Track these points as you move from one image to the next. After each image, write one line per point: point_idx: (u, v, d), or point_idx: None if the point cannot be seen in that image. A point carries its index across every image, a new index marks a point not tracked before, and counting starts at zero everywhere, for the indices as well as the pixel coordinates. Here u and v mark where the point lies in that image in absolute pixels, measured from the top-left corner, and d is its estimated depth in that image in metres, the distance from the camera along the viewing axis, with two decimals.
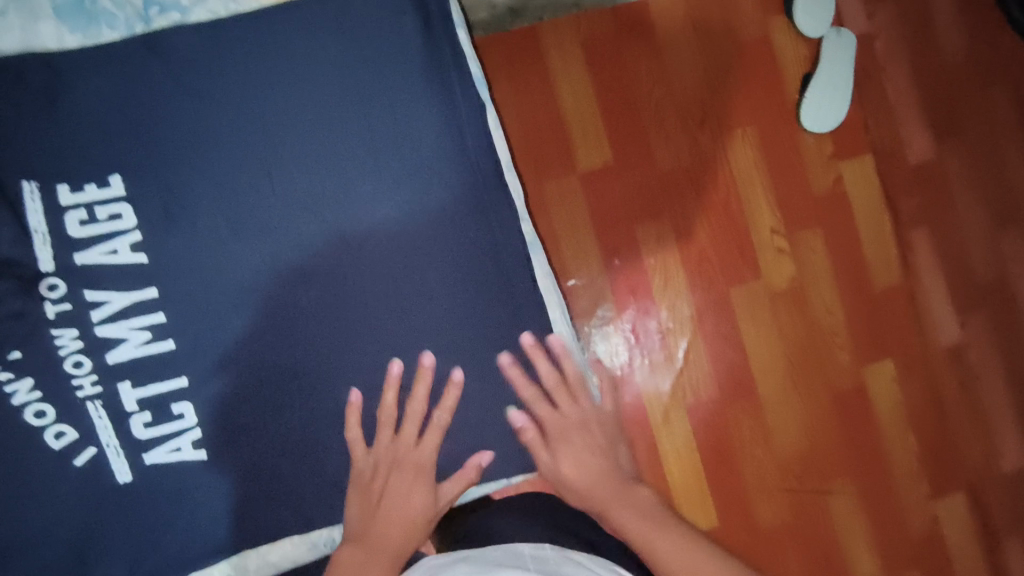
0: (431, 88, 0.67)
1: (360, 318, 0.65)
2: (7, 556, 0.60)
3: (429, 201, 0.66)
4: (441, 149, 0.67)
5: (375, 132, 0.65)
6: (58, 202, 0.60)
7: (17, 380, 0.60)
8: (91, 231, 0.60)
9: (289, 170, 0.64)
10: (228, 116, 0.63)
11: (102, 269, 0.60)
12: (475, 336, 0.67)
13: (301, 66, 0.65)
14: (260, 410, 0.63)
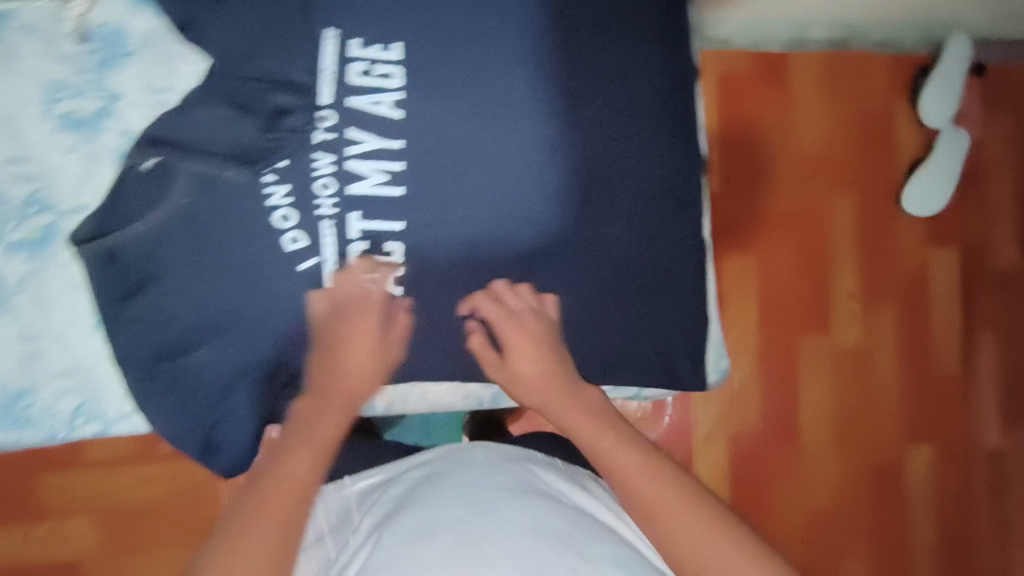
0: (659, 54, 0.83)
1: (597, 222, 0.83)
2: (235, 323, 0.77)
3: (626, 143, 0.83)
4: (648, 103, 0.83)
5: (604, 74, 0.82)
6: (347, 50, 0.77)
7: (278, 185, 0.76)
8: (366, 80, 0.77)
9: (552, 91, 0.81)
10: (498, 29, 0.80)
11: (366, 114, 0.78)
12: (626, 259, 0.83)
13: (565, 4, 0.82)
14: (453, 274, 0.82)
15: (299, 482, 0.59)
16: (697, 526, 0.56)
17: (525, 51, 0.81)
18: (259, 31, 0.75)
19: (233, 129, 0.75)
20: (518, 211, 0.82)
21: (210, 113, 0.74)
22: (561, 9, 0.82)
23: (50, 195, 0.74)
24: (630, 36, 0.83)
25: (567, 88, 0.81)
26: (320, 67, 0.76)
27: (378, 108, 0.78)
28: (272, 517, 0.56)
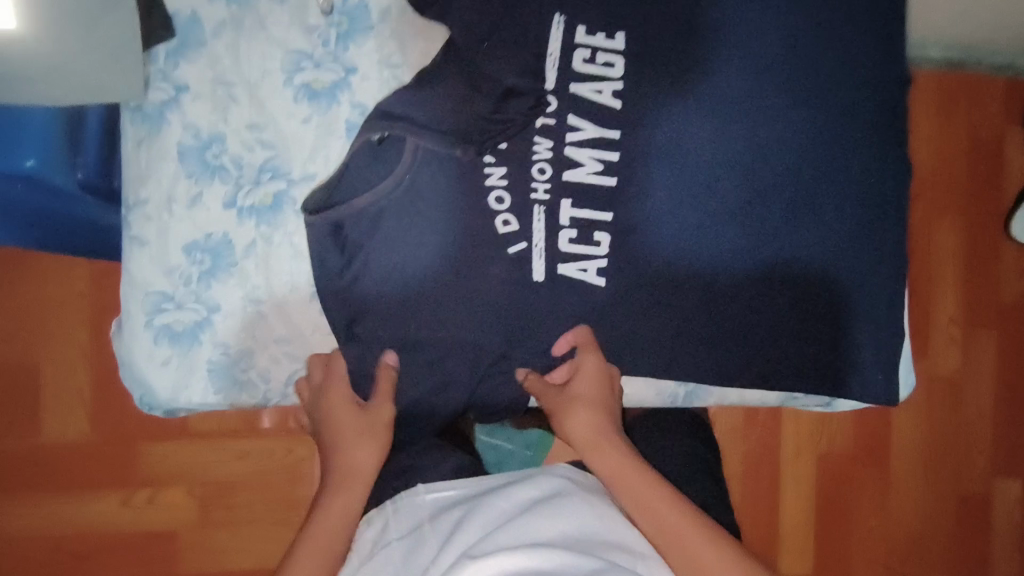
0: (869, 60, 0.84)
1: (794, 228, 0.82)
2: (443, 301, 0.77)
3: (830, 147, 0.83)
4: (855, 107, 0.83)
5: (812, 76, 0.83)
6: (575, 38, 0.79)
7: (496, 166, 0.78)
8: (591, 68, 0.79)
9: (746, 95, 0.81)
10: (713, 27, 0.82)
11: (588, 101, 0.79)
12: (824, 264, 0.82)
13: (779, 6, 0.83)
14: (657, 270, 0.81)
15: (338, 529, 0.70)
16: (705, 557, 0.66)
17: (742, 48, 0.82)
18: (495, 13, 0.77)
19: (465, 107, 0.76)
20: (725, 209, 0.81)
21: (446, 88, 0.75)
22: (777, 9, 0.82)
23: (285, 162, 0.76)
24: (844, 39, 0.83)
25: (781, 88, 0.82)
26: (548, 51, 0.78)
27: (600, 97, 0.79)
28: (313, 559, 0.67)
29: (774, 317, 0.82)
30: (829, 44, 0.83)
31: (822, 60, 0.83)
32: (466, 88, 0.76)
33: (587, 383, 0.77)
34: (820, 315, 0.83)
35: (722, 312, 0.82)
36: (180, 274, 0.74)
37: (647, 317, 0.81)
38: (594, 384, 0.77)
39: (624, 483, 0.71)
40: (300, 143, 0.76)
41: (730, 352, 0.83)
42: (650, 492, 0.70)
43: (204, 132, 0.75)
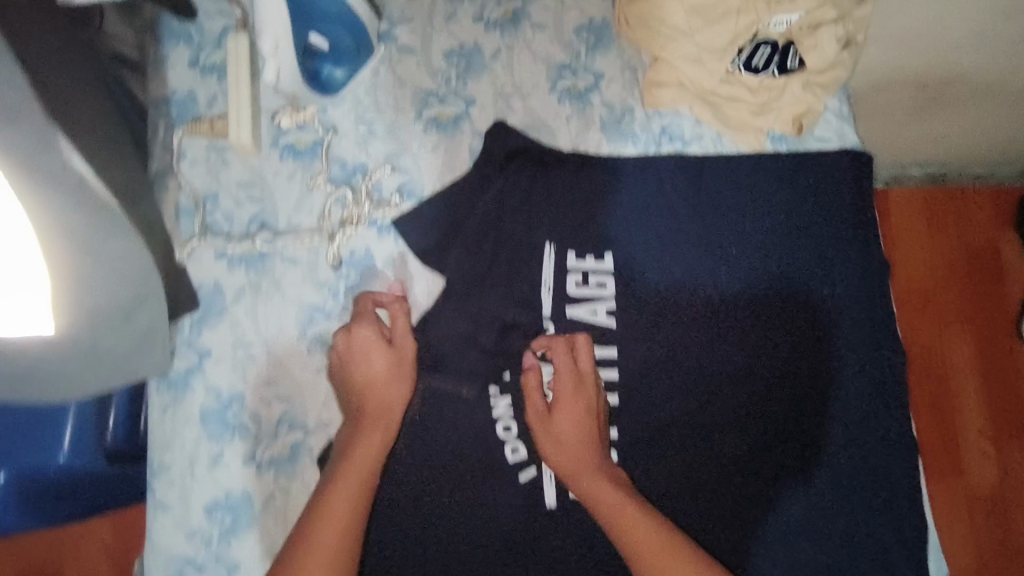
0: (847, 251, 0.88)
1: (802, 425, 0.83)
2: (458, 539, 0.78)
3: (821, 340, 0.85)
4: (841, 300, 0.86)
5: (795, 275, 0.87)
6: (567, 264, 0.84)
7: (502, 395, 0.81)
8: (584, 291, 0.84)
9: (734, 298, 0.86)
10: (694, 237, 0.87)
11: (584, 322, 0.83)
12: (831, 461, 0.83)
13: (752, 211, 0.89)
14: (674, 479, 0.82)
15: (347, 498, 0.67)
16: (669, 560, 0.67)
17: (724, 251, 0.87)
18: (491, 252, 0.83)
19: (472, 343, 0.81)
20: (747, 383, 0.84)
21: (449, 327, 0.81)
22: (751, 213, 0.88)
23: (299, 414, 0.78)
24: (820, 232, 0.88)
25: (764, 289, 0.86)
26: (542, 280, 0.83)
27: (596, 318, 0.84)
28: (329, 537, 0.64)
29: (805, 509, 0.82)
30: (807, 240, 0.88)
31: (803, 254, 0.88)
32: (470, 327, 0.81)
33: (555, 433, 0.75)
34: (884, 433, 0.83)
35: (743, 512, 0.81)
36: (201, 535, 0.76)
37: (676, 520, 0.81)
38: (575, 393, 0.76)
39: (585, 487, 0.73)
40: (314, 393, 0.79)
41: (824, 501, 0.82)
42: (655, 557, 0.67)
43: (225, 392, 0.78)
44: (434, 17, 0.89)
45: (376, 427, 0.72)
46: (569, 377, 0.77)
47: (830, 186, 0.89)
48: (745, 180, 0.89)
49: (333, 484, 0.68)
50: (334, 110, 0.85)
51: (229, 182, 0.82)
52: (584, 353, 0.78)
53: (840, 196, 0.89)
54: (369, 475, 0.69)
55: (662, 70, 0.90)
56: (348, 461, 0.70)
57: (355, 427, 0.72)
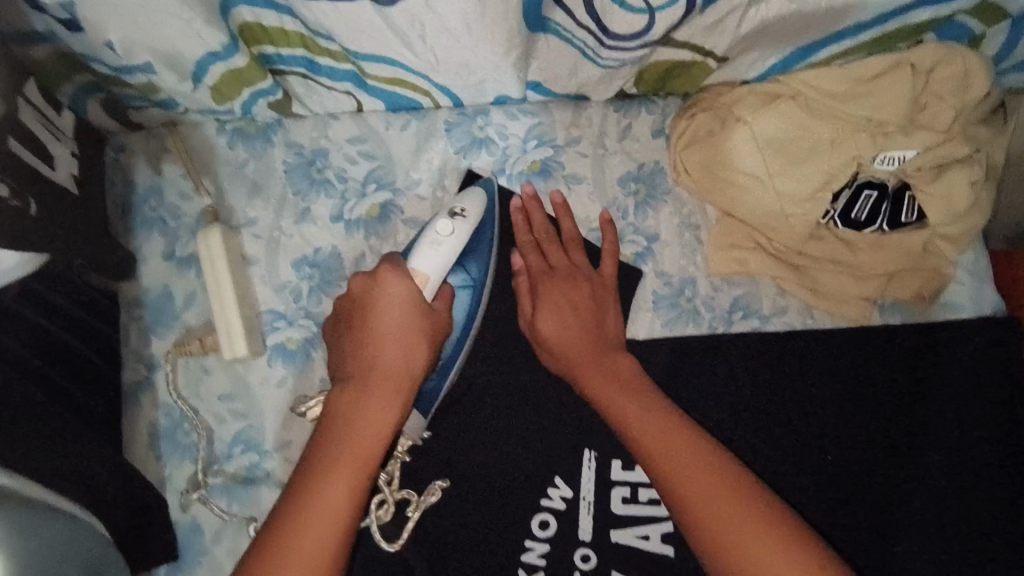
0: (951, 437, 0.72)
1: None
2: None
3: (907, 542, 0.70)
4: (939, 497, 0.71)
5: (884, 466, 0.71)
6: (610, 475, 0.70)
7: None
8: (634, 509, 0.69)
9: (809, 495, 0.70)
10: (762, 425, 0.72)
11: (636, 553, 0.68)
12: None
13: (834, 388, 0.72)
14: None
15: (381, 436, 0.57)
16: (734, 531, 0.53)
17: (816, 461, 0.71)
18: (520, 444, 0.71)
19: (484, 556, 0.68)
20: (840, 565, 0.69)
21: (465, 557, 0.68)
22: (831, 387, 0.72)
23: None
24: (937, 422, 0.72)
25: (847, 484, 0.71)
26: (581, 494, 0.69)
27: (649, 543, 0.68)
28: (349, 475, 0.55)
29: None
30: (919, 434, 0.71)
31: (910, 465, 0.71)
32: (476, 537, 0.68)
33: (549, 290, 0.67)
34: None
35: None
36: None
37: None
38: (569, 275, 0.68)
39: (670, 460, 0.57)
40: None
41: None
42: (724, 520, 0.53)
43: None
44: (446, 178, 0.74)
45: (417, 340, 0.60)
46: (565, 274, 0.68)
47: (943, 357, 0.72)
48: (829, 350, 0.72)
49: (341, 394, 0.59)
50: (329, 299, 0.72)
51: (209, 397, 0.70)
52: (561, 208, 0.71)
53: (953, 370, 0.72)
54: (408, 377, 0.59)
55: (735, 228, 0.72)
56: (376, 358, 0.59)
57: (358, 394, 0.58)
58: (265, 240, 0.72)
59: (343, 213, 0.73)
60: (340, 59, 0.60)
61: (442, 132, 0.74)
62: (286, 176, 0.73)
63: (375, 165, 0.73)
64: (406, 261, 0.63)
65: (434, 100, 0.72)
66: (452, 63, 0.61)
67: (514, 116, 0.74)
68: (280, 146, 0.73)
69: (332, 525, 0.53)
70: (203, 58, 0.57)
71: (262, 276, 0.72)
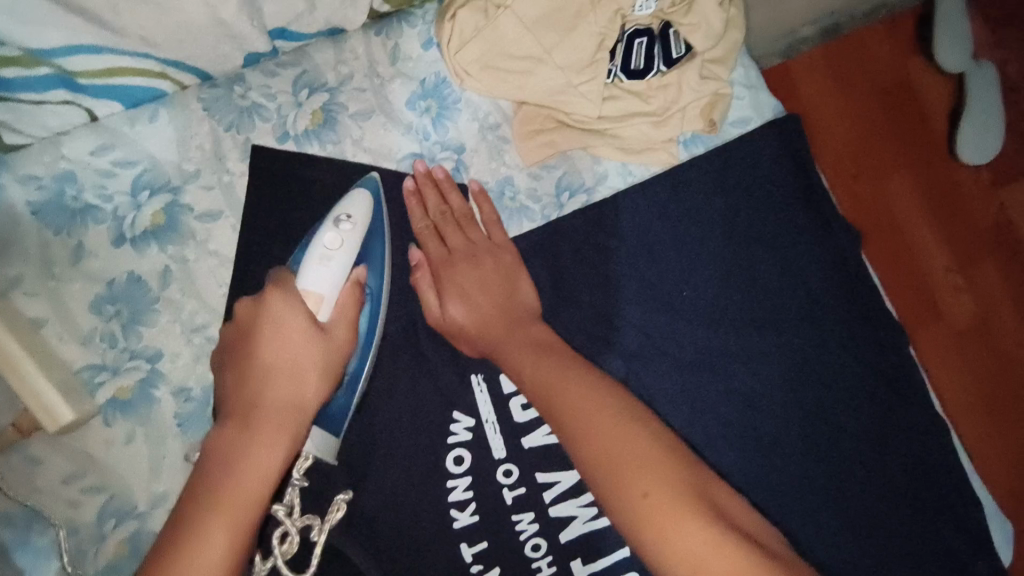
0: (783, 231, 0.76)
1: (775, 424, 0.74)
2: None
3: (776, 338, 0.75)
4: (790, 287, 0.76)
5: (735, 278, 0.75)
6: (503, 390, 0.70)
7: (487, 570, 0.67)
8: (534, 411, 0.70)
9: (681, 330, 0.74)
10: (622, 285, 0.73)
11: (551, 448, 0.70)
12: (820, 457, 0.73)
13: (674, 228, 0.75)
14: None
15: (270, 472, 0.52)
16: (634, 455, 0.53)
17: (675, 298, 0.74)
18: (408, 396, 0.69)
19: (413, 513, 0.67)
20: (728, 389, 0.73)
21: (394, 524, 0.67)
22: (671, 225, 0.75)
23: None
24: (766, 221, 0.76)
25: (710, 307, 0.74)
26: (483, 418, 0.70)
27: (559, 435, 0.70)
28: (229, 506, 0.49)
29: (858, 548, 0.72)
30: (756, 239, 0.76)
31: (759, 269, 0.75)
32: (398, 500, 0.67)
33: (453, 277, 0.67)
34: (867, 355, 0.75)
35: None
36: None
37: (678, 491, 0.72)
38: (472, 257, 0.68)
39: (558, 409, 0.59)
40: None
41: (798, 431, 0.74)
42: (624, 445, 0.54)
43: None
44: (226, 160, 0.67)
45: (307, 375, 0.56)
46: (466, 256, 0.68)
47: (753, 165, 0.76)
48: (657, 196, 0.74)
49: (223, 434, 0.53)
50: (148, 332, 0.64)
51: (51, 485, 0.61)
52: (445, 184, 0.69)
53: (765, 171, 0.77)
54: (299, 410, 0.55)
55: (533, 115, 0.72)
56: (261, 392, 0.54)
57: (242, 430, 0.53)
58: (45, 296, 0.63)
59: (125, 233, 0.64)
60: (31, 64, 0.52)
61: (200, 111, 0.66)
62: (36, 218, 0.63)
63: (140, 169, 0.65)
64: (295, 283, 0.59)
65: (175, 81, 0.64)
66: (167, 29, 0.54)
67: (272, 72, 0.68)
68: (14, 185, 0.62)
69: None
70: None
71: (59, 335, 0.63)
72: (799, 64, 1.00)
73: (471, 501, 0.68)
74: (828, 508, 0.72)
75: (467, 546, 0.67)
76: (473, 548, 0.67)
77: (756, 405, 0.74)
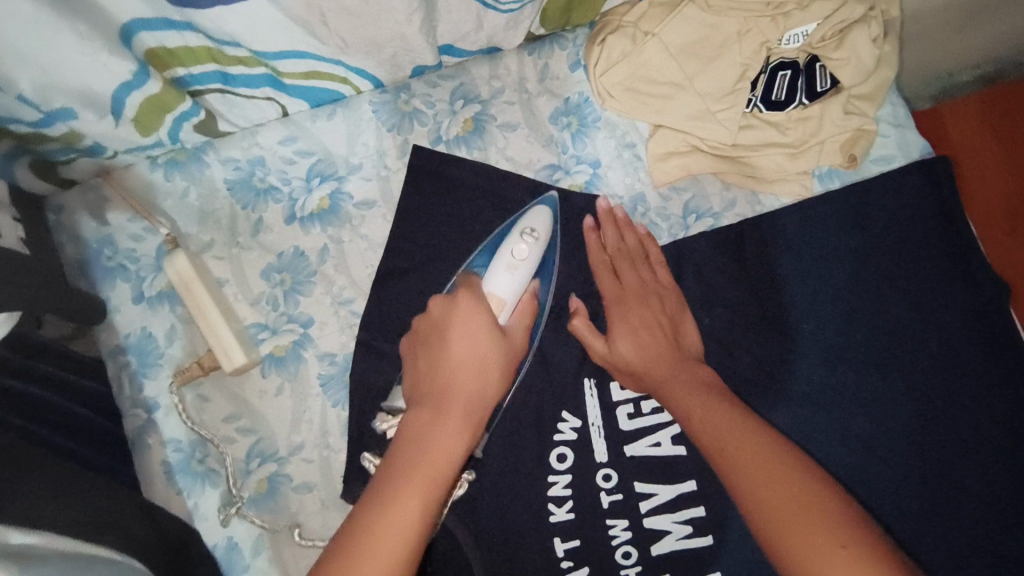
0: (919, 273, 0.74)
1: (890, 471, 0.71)
2: None
3: (897, 382, 0.72)
4: (920, 334, 0.73)
5: (861, 315, 0.73)
6: (611, 397, 0.73)
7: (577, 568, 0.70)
8: (639, 422, 0.72)
9: (797, 361, 0.73)
10: (742, 309, 0.74)
11: (652, 461, 0.72)
12: (937, 513, 0.70)
13: (801, 260, 0.74)
14: None
15: (454, 454, 0.56)
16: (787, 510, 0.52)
17: (795, 332, 0.73)
18: (520, 390, 0.73)
19: (513, 501, 0.71)
20: (841, 429, 0.72)
21: (494, 507, 0.71)
22: (798, 256, 0.74)
23: None
24: (901, 263, 0.74)
25: (830, 342, 0.73)
26: (589, 421, 0.72)
27: (661, 449, 0.72)
28: (420, 477, 0.54)
29: None
30: (888, 281, 0.74)
31: (885, 309, 0.73)
32: (501, 485, 0.71)
33: (623, 314, 0.70)
34: (997, 413, 0.71)
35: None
36: None
37: None
38: (643, 291, 0.71)
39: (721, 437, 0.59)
40: None
41: (914, 482, 0.70)
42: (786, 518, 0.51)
43: None
44: (386, 157, 0.75)
45: (492, 373, 0.61)
46: (638, 295, 0.71)
47: (893, 204, 0.74)
48: (786, 227, 0.74)
49: (417, 417, 0.58)
50: (305, 301, 0.73)
51: (214, 421, 0.71)
52: (623, 224, 0.73)
53: (905, 213, 0.74)
54: (480, 401, 0.59)
55: (669, 138, 0.75)
56: (448, 377, 0.59)
57: (432, 414, 0.58)
58: (228, 260, 0.73)
59: (296, 212, 0.74)
60: (252, 64, 0.61)
61: (369, 114, 0.75)
62: (230, 194, 0.74)
63: (314, 159, 0.75)
64: (481, 286, 0.66)
65: (353, 86, 0.73)
66: (361, 42, 0.63)
67: (435, 83, 0.76)
68: (217, 165, 0.74)
69: (398, 544, 0.49)
70: (116, 91, 0.58)
71: (235, 294, 0.73)
72: (952, 108, 0.82)
73: (569, 498, 0.71)
74: None
75: (560, 542, 0.70)
76: (566, 544, 0.70)
77: (872, 449, 0.71)
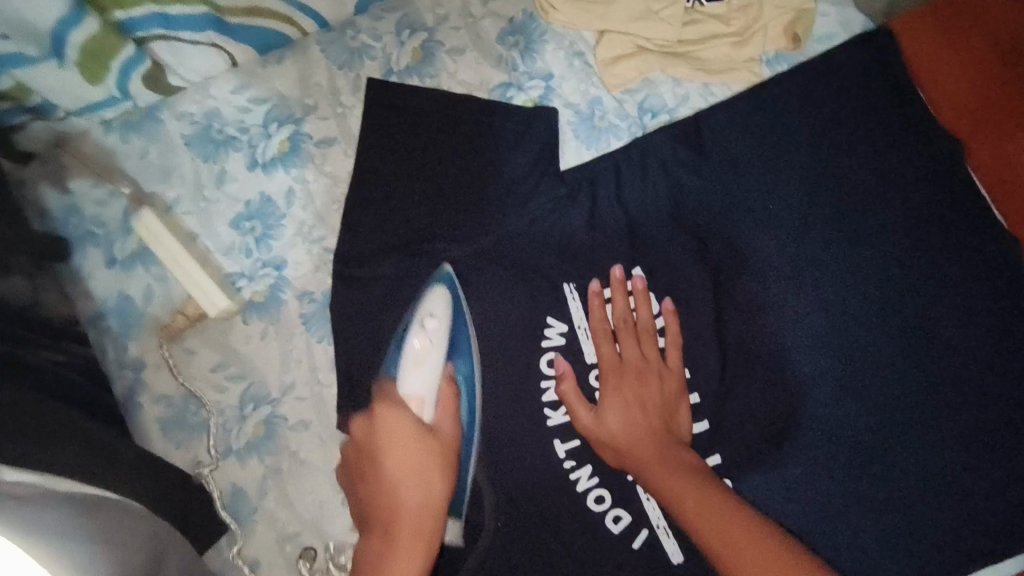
0: (875, 140, 0.75)
1: (868, 337, 0.71)
2: None
3: (864, 248, 0.73)
4: (884, 199, 0.74)
5: (824, 189, 0.75)
6: None
7: (579, 468, 0.69)
8: None
9: (768, 243, 0.74)
10: (711, 197, 0.75)
11: None
12: (917, 371, 0.70)
13: (760, 145, 0.76)
14: (792, 479, 0.69)
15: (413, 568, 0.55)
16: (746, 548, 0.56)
17: (763, 214, 0.74)
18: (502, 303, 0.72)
19: (508, 412, 0.71)
20: (817, 300, 0.72)
21: (489, 422, 0.70)
22: (756, 141, 0.76)
23: None
24: (856, 135, 0.76)
25: (799, 219, 0.74)
26: (574, 324, 0.72)
27: None
28: None
29: (961, 467, 0.68)
30: (847, 154, 0.75)
31: (847, 178, 0.75)
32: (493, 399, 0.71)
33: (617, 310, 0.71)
34: (962, 267, 0.72)
35: (899, 495, 0.68)
36: None
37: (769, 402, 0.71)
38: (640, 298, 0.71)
39: (677, 491, 0.61)
40: None
41: (890, 345, 0.71)
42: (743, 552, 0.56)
43: None
44: (341, 95, 0.76)
45: (431, 470, 0.60)
46: (636, 368, 0.69)
47: (842, 79, 0.76)
48: (743, 114, 0.76)
49: (368, 549, 0.58)
50: (279, 244, 0.74)
51: (203, 372, 0.72)
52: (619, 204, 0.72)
53: (854, 86, 0.76)
54: (427, 515, 0.58)
55: (617, 42, 0.76)
56: (398, 513, 0.58)
57: (381, 541, 0.57)
58: (197, 214, 0.74)
59: (257, 159, 0.74)
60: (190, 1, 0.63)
61: (319, 54, 0.76)
62: (189, 149, 0.74)
63: (269, 104, 0.75)
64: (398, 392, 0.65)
65: (299, 27, 0.74)
66: None
67: (379, 16, 0.76)
68: (172, 121, 0.74)
69: None
70: (56, 29, 0.60)
71: (208, 246, 0.73)
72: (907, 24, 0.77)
73: None
74: (931, 427, 0.69)
75: (559, 443, 0.70)
76: (566, 445, 0.70)
77: (852, 319, 0.72)
